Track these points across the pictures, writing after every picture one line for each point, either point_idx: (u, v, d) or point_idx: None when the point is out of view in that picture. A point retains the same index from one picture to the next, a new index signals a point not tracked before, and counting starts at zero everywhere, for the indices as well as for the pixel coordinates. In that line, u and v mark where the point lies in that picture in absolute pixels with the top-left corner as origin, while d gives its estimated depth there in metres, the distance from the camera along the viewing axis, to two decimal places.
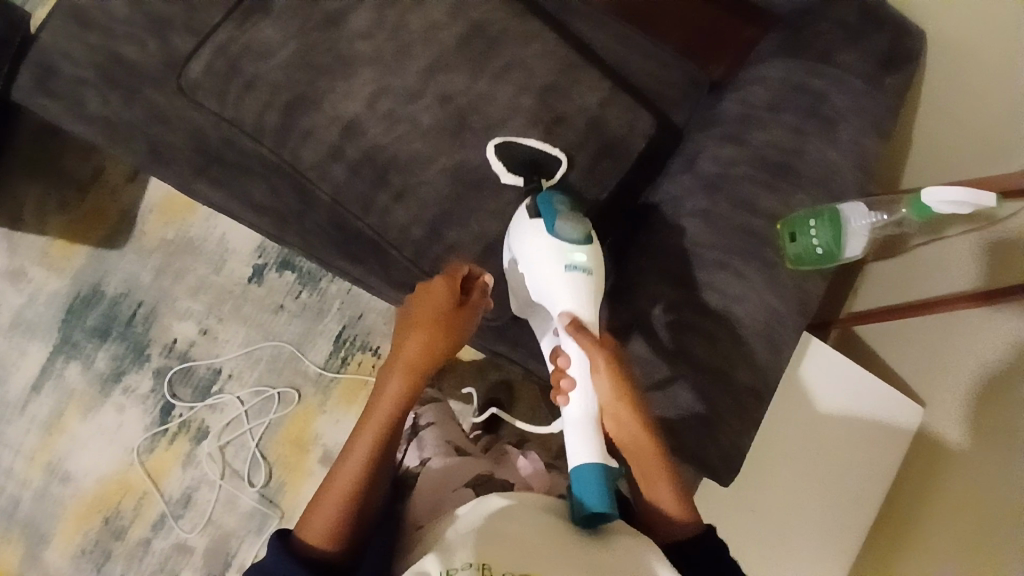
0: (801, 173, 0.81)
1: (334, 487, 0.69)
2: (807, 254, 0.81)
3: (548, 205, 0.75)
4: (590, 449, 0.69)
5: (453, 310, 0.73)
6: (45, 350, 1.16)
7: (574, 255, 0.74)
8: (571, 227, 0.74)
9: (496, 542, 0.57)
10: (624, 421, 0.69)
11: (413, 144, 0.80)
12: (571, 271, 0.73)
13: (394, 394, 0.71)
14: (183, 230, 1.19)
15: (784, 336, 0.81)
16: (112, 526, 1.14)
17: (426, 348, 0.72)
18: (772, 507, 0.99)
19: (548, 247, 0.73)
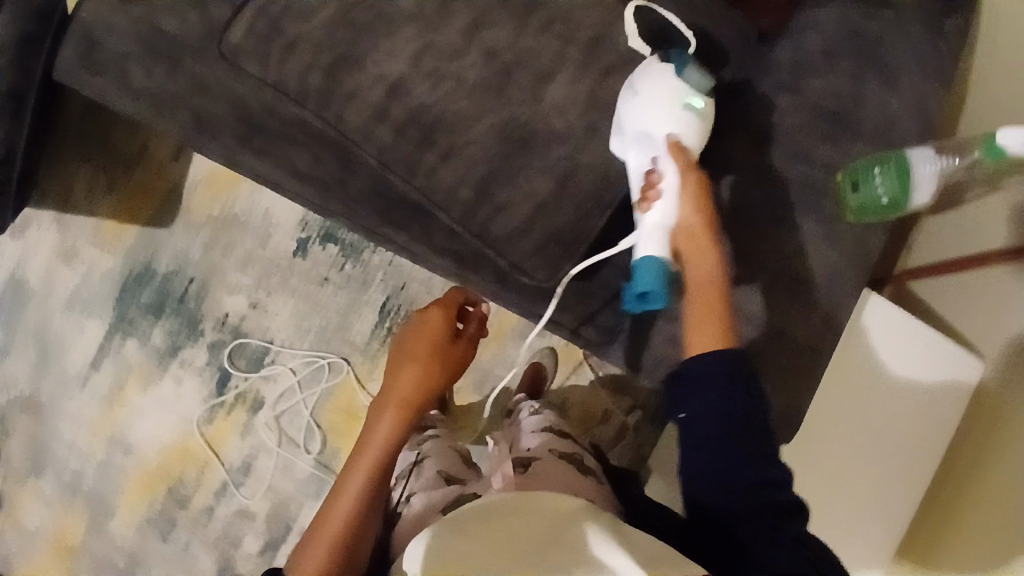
0: (859, 121, 0.78)
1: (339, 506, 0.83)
2: (869, 204, 0.76)
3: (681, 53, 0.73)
4: (658, 245, 0.66)
5: (446, 344, 0.96)
6: (104, 328, 1.20)
7: (690, 99, 0.71)
8: (699, 76, 0.71)
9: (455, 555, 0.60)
10: (696, 232, 0.66)
11: (456, 104, 0.79)
12: (684, 110, 0.70)
13: (391, 423, 0.90)
14: (228, 206, 1.20)
15: (843, 291, 0.78)
16: (176, 495, 1.20)
17: (421, 382, 0.93)
18: (827, 472, 0.97)
19: (672, 82, 0.70)
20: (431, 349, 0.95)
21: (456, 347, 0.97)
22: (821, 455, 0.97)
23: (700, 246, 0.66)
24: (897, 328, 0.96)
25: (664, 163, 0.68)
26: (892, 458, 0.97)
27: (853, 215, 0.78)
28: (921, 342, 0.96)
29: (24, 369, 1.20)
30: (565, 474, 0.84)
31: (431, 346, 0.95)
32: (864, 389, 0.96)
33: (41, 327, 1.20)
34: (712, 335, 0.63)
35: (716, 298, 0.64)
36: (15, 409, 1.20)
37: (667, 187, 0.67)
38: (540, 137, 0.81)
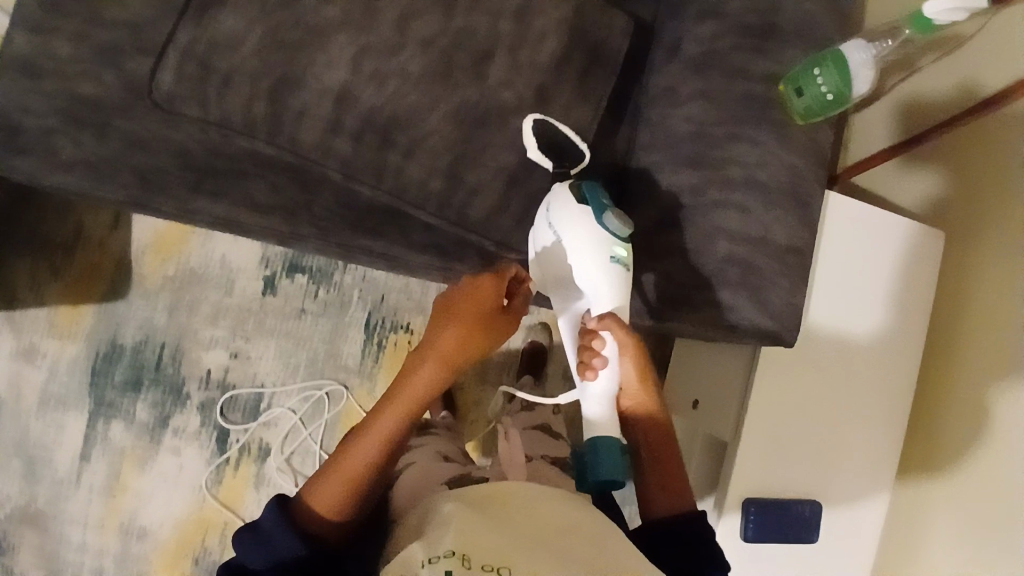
0: (784, 29, 0.83)
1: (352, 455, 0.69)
2: (816, 104, 0.79)
3: (595, 196, 0.77)
4: (609, 421, 0.74)
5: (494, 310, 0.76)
6: (84, 418, 1.14)
7: (615, 247, 0.76)
8: (620, 223, 0.76)
9: (474, 532, 0.58)
10: (642, 398, 0.76)
11: (408, 98, 0.78)
12: (611, 264, 0.75)
13: (422, 385, 0.72)
14: (182, 262, 1.16)
15: (809, 189, 0.82)
16: (204, 564, 1.16)
17: (461, 342, 0.73)
18: (833, 358, 1.00)
19: (595, 237, 0.75)
20: (477, 310, 0.74)
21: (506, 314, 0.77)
22: (820, 355, 1.00)
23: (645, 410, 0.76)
24: (861, 209, 1.01)
25: (604, 336, 0.74)
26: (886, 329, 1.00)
27: (802, 118, 0.82)
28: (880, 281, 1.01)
29: (8, 484, 1.13)
30: (559, 472, 0.85)
31: (481, 308, 0.74)
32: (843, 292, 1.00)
33: (16, 436, 1.13)
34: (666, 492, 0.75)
35: (662, 455, 0.76)
36: (10, 527, 1.13)
37: (610, 351, 0.74)
38: (493, 112, 0.82)
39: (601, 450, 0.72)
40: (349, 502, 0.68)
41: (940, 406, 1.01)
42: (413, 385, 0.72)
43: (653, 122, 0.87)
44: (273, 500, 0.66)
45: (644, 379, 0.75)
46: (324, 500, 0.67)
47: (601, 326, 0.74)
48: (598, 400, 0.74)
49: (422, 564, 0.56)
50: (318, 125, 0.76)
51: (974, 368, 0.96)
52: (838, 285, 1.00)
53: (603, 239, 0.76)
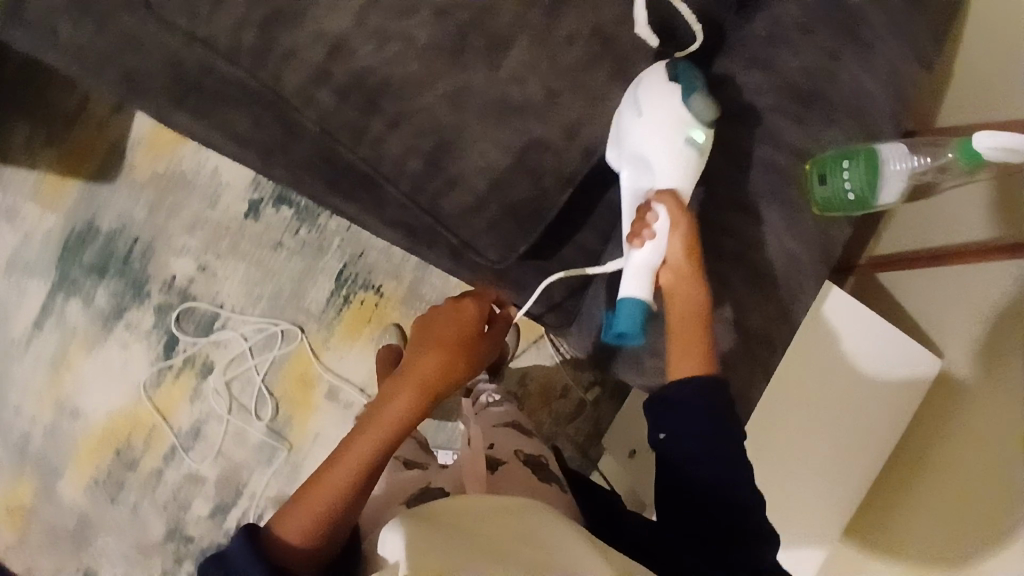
0: (834, 104, 0.74)
1: (332, 474, 0.66)
2: (835, 197, 0.73)
3: (686, 74, 0.67)
4: (642, 284, 0.66)
5: (473, 339, 0.86)
6: (46, 289, 1.15)
7: (692, 132, 0.66)
8: (706, 105, 0.65)
9: (437, 557, 0.50)
10: (685, 275, 0.66)
11: (404, 66, 0.73)
12: (684, 146, 0.66)
13: (405, 403, 0.74)
14: (172, 163, 1.15)
15: (802, 283, 0.76)
16: (125, 458, 1.18)
17: (443, 366, 0.80)
18: (781, 464, 0.98)
19: (672, 120, 0.65)
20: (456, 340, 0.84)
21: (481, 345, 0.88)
22: (773, 456, 0.98)
23: (688, 286, 0.67)
24: (856, 313, 0.96)
25: (659, 208, 0.66)
26: (841, 444, 0.97)
27: (819, 209, 0.75)
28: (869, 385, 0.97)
29: None
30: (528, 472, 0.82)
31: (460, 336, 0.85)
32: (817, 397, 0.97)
33: None
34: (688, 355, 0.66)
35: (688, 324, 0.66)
36: None
37: (662, 226, 0.66)
38: (492, 103, 0.76)
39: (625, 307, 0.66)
40: (325, 523, 0.63)
41: (904, 508, 1.00)
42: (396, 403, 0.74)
43: None
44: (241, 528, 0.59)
45: (691, 257, 0.67)
46: (298, 523, 0.62)
47: (655, 199, 0.66)
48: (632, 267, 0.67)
49: None
50: (306, 68, 0.72)
51: (947, 482, 0.93)
52: (820, 379, 0.97)
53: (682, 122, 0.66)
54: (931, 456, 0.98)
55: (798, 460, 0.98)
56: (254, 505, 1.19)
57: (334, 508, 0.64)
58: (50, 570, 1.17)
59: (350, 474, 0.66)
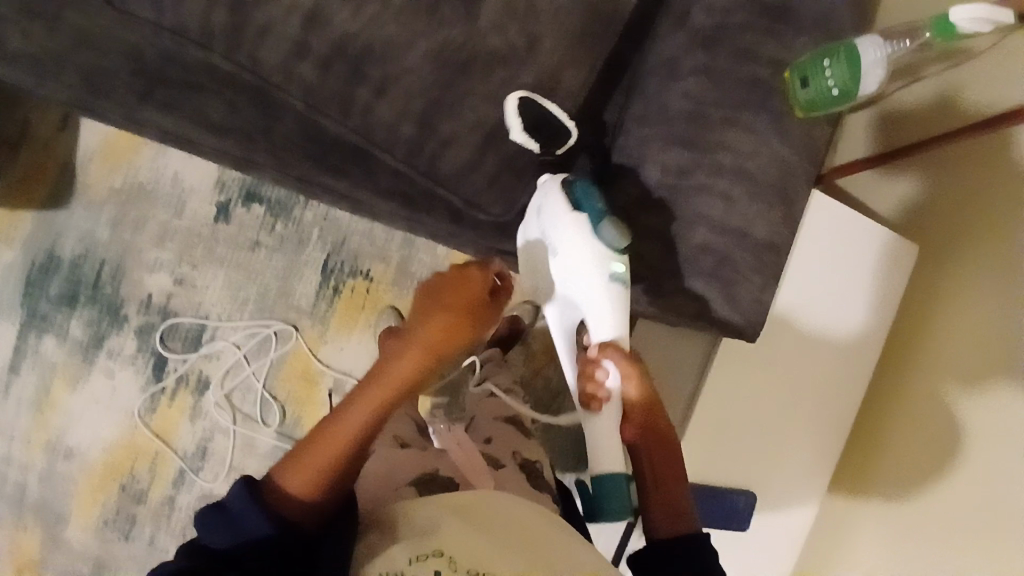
0: (800, 13, 0.77)
1: (329, 440, 0.62)
2: (820, 97, 0.77)
3: (589, 204, 0.73)
4: (614, 454, 0.74)
5: (486, 297, 0.72)
6: (15, 327, 1.10)
7: (613, 264, 0.73)
8: (616, 233, 0.72)
9: (467, 536, 0.56)
10: (648, 426, 0.71)
11: (384, 27, 0.71)
12: (611, 282, 0.74)
13: (410, 366, 0.66)
14: (130, 175, 1.12)
15: (796, 185, 0.79)
16: (131, 491, 1.13)
17: (455, 325, 0.67)
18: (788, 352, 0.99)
19: (592, 258, 0.73)
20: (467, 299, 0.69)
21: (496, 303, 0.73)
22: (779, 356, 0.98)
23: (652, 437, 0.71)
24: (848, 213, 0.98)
25: (606, 365, 0.73)
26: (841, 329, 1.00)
27: (804, 110, 0.78)
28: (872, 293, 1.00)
29: None
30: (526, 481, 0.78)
31: (470, 298, 0.69)
32: (831, 306, 0.99)
33: None
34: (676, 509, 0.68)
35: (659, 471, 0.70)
36: None
37: (613, 380, 0.72)
38: (475, 57, 0.75)
39: (606, 483, 0.75)
40: (322, 484, 0.60)
41: (899, 392, 1.03)
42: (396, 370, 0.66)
43: (647, 95, 0.82)
44: (240, 479, 0.58)
45: (652, 408, 0.71)
46: (295, 482, 0.59)
47: (601, 355, 0.73)
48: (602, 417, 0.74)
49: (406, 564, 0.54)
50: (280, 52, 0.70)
51: (940, 359, 0.97)
52: (829, 292, 0.99)
53: (601, 256, 0.73)
54: (920, 336, 1.02)
55: (808, 360, 0.99)
56: None
57: (328, 469, 0.60)
58: None
59: (344, 447, 0.62)
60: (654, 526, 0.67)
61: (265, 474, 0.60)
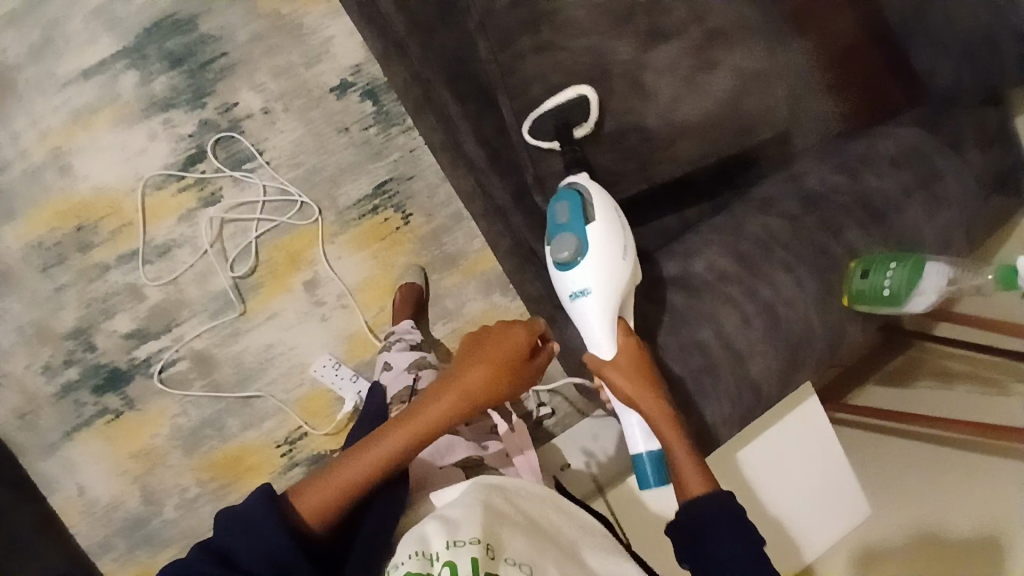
0: (892, 227, 0.81)
1: (351, 466, 0.70)
2: (868, 291, 0.78)
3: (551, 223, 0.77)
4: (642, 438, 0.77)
5: (522, 361, 0.78)
6: (115, 48, 1.16)
7: (574, 280, 0.75)
8: (563, 249, 0.75)
9: (498, 530, 0.59)
10: (637, 395, 0.73)
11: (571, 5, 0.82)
12: (574, 297, 0.75)
13: (435, 416, 0.73)
14: (296, 12, 1.19)
15: (806, 358, 0.80)
16: (81, 237, 1.14)
17: (486, 382, 0.76)
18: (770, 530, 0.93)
19: (557, 279, 0.77)
20: (504, 356, 0.77)
21: (529, 368, 0.79)
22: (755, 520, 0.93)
23: (644, 399, 0.73)
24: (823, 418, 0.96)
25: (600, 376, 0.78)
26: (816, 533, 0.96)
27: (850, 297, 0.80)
28: (827, 485, 0.96)
29: (17, 43, 1.17)
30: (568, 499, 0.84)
31: (500, 358, 0.77)
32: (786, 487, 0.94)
33: (55, 16, 1.17)
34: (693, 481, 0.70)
35: (681, 447, 0.71)
36: None
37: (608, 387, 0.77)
38: (626, 76, 0.84)
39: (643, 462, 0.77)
40: (339, 507, 0.68)
41: None
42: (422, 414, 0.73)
43: (733, 211, 0.85)
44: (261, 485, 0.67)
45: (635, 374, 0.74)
46: (316, 496, 0.68)
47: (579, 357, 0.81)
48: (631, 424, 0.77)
49: (446, 544, 0.56)
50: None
51: None
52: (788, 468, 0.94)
53: (562, 276, 0.76)
54: None
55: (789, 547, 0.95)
56: (173, 346, 1.15)
57: (351, 491, 0.69)
58: None
59: (364, 473, 0.70)
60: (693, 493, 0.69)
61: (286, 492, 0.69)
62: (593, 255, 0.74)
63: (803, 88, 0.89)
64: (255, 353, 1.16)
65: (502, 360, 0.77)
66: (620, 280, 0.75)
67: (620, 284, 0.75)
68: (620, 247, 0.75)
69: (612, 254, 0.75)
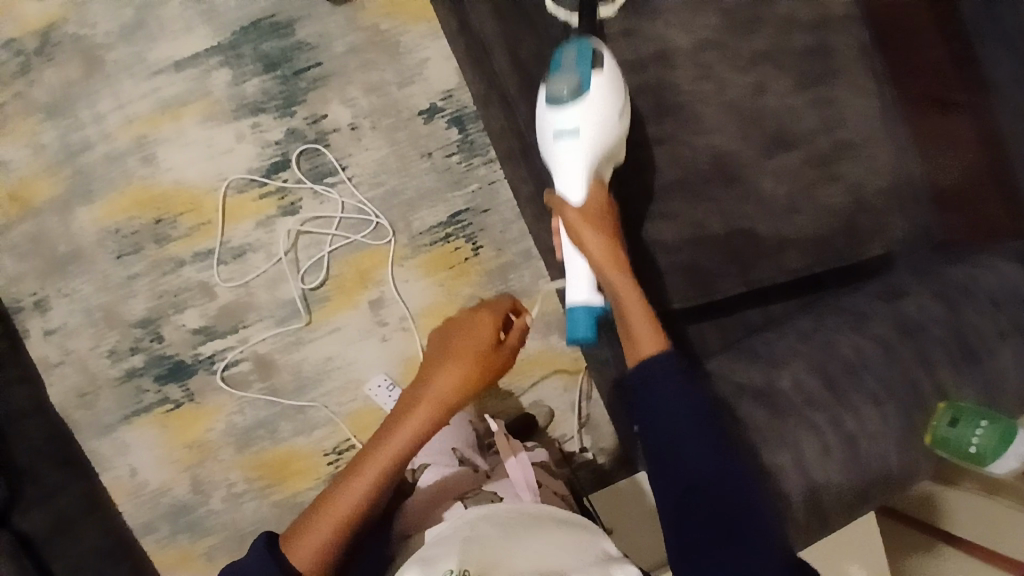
0: (986, 370, 0.81)
1: (343, 500, 0.74)
2: (955, 443, 0.78)
3: (556, 59, 0.81)
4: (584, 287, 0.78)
5: (492, 350, 0.82)
6: (209, 42, 1.15)
7: (566, 120, 0.79)
8: (563, 84, 0.79)
9: (479, 558, 0.68)
10: (591, 237, 0.76)
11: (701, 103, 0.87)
12: (559, 138, 0.79)
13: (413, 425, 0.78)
14: (396, 29, 1.17)
15: (879, 488, 0.80)
16: (159, 229, 1.15)
17: (459, 383, 0.80)
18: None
19: (548, 115, 0.80)
20: (473, 351, 0.81)
21: (503, 353, 0.84)
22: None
23: (594, 239, 0.75)
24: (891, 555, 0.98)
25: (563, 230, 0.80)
26: None
27: (932, 440, 0.80)
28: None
29: (110, 21, 1.15)
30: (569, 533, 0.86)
31: (474, 353, 0.81)
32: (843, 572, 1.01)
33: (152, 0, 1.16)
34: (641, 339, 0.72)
35: (630, 302, 0.74)
36: (72, 48, 1.15)
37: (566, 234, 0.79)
38: (744, 183, 0.86)
39: (578, 312, 0.78)
40: (337, 540, 0.73)
41: None
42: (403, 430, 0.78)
43: (820, 325, 0.85)
44: (261, 537, 0.72)
45: (594, 227, 0.76)
46: (309, 546, 0.72)
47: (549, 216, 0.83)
48: (580, 273, 0.78)
49: None
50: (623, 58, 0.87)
51: None
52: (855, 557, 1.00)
53: (555, 111, 0.80)
54: None
55: None
56: (237, 349, 1.17)
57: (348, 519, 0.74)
58: (25, 266, 1.15)
59: (357, 501, 0.75)
60: (641, 351, 0.71)
61: (285, 543, 0.73)
62: (589, 100, 0.78)
63: (915, 214, 0.91)
64: (314, 363, 1.18)
65: (474, 355, 0.81)
66: (608, 134, 0.79)
67: (603, 136, 0.79)
68: (610, 103, 0.79)
69: (604, 106, 0.79)
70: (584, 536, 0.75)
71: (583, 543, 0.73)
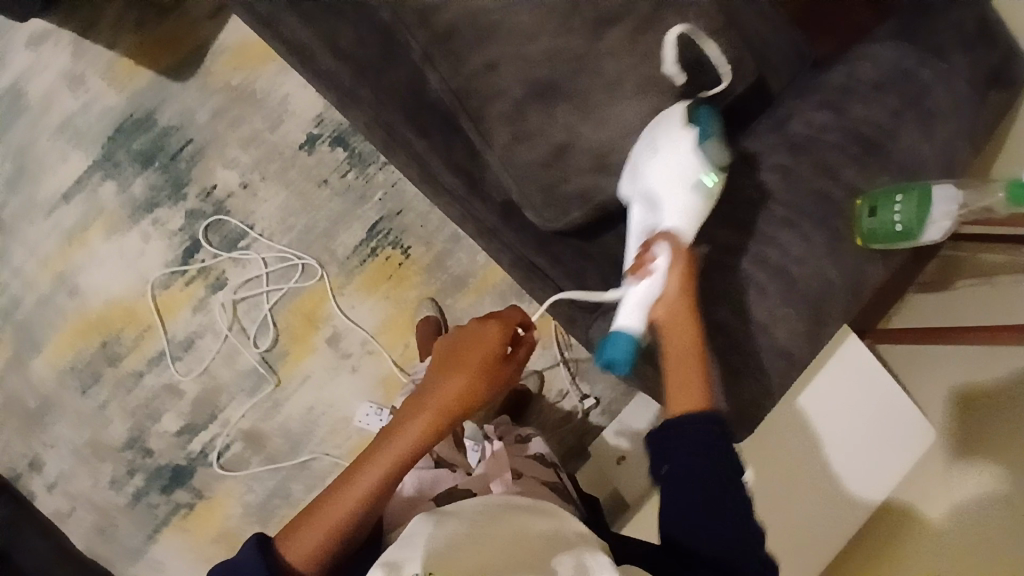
0: (890, 155, 0.79)
1: (343, 497, 0.61)
2: (881, 230, 0.76)
3: (706, 122, 0.72)
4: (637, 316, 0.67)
5: (501, 360, 0.72)
6: (86, 162, 1.18)
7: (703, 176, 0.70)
8: (716, 152, 0.70)
9: (449, 555, 0.50)
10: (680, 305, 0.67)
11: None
12: (693, 188, 0.69)
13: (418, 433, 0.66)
14: (248, 79, 1.18)
15: (829, 306, 0.79)
16: (109, 351, 1.17)
17: (466, 389, 0.69)
18: None
19: (690, 157, 0.69)
20: (483, 355, 0.71)
21: (509, 365, 0.73)
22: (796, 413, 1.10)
23: (683, 317, 0.67)
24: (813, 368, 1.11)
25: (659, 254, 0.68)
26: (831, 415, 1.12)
27: (863, 237, 0.78)
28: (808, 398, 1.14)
29: None
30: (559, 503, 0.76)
31: (485, 355, 0.71)
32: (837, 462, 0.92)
33: (23, 146, 1.19)
34: (690, 395, 0.63)
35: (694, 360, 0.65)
36: None
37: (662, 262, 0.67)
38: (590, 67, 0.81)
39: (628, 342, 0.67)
40: (330, 550, 0.59)
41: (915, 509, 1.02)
42: (404, 435, 0.65)
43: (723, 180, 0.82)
44: (253, 536, 0.57)
45: (690, 299, 0.67)
46: (303, 547, 0.58)
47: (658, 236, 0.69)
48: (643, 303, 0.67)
49: None
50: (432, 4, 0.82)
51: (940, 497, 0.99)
52: None
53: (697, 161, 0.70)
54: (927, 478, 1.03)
55: None
56: (223, 432, 1.18)
57: (345, 526, 0.60)
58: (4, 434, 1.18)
59: (357, 505, 0.61)
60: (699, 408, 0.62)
61: (275, 535, 0.59)
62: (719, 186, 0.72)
63: (762, 42, 0.93)
64: (298, 419, 1.19)
65: (484, 359, 0.71)
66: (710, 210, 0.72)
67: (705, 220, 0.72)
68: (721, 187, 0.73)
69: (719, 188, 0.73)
70: (564, 541, 0.58)
71: (557, 539, 0.58)
